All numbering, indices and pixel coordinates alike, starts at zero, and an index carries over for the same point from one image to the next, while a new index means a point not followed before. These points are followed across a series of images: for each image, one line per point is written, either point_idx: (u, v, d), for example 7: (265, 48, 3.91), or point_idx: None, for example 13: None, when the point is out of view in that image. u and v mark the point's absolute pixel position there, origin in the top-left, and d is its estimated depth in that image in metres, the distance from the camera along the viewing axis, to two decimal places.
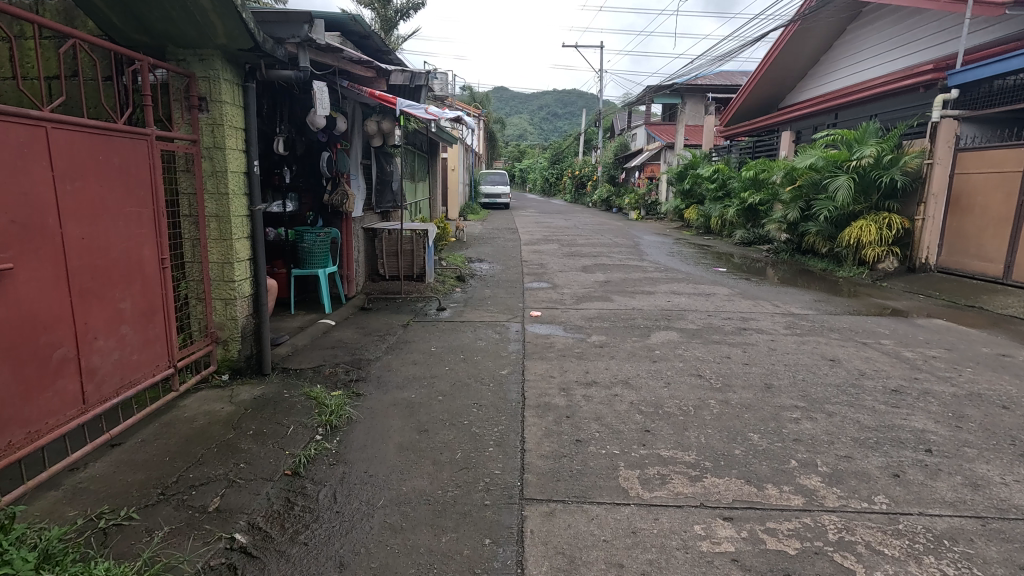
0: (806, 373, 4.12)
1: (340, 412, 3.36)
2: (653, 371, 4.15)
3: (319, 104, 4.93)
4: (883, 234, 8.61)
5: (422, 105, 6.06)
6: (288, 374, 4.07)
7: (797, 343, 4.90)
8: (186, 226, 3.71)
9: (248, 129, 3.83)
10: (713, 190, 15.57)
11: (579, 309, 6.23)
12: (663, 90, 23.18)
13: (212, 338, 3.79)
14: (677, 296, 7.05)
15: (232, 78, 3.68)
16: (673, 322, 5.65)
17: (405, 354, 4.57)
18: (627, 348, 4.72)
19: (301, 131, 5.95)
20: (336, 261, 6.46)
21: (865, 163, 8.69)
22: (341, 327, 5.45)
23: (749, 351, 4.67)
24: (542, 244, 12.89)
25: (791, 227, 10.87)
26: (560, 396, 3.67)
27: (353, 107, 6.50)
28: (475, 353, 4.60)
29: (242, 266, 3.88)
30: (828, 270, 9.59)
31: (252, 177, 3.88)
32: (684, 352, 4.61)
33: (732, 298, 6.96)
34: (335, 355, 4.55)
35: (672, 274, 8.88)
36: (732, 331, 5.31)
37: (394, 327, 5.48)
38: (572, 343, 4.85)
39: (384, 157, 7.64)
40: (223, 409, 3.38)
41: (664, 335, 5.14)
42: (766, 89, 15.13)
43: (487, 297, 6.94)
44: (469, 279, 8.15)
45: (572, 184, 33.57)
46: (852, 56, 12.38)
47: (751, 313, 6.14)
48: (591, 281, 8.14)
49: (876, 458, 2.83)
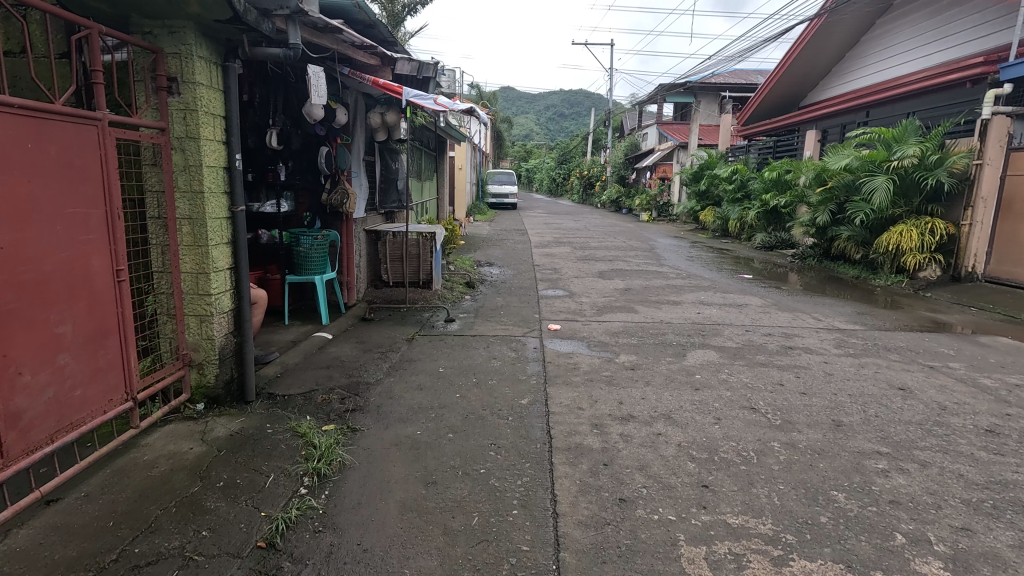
0: (878, 407, 3.51)
1: (331, 457, 2.79)
2: (699, 403, 3.56)
3: (314, 91, 4.38)
4: (926, 240, 7.98)
5: (430, 96, 5.55)
6: (274, 403, 3.52)
7: (856, 368, 4.30)
8: (154, 231, 3.17)
9: (228, 117, 3.28)
10: (732, 191, 14.93)
11: (601, 322, 5.65)
12: (676, 89, 22.58)
13: (184, 360, 3.24)
14: (706, 307, 6.45)
15: (208, 55, 3.12)
16: (709, 339, 5.05)
17: (410, 378, 4.00)
18: (663, 372, 4.13)
19: (298, 123, 5.38)
20: (335, 267, 5.92)
21: (906, 163, 8.06)
22: (338, 342, 4.90)
23: (803, 377, 4.07)
24: (553, 247, 12.32)
25: (820, 231, 10.24)
26: (593, 436, 3.08)
27: (355, 98, 5.92)
28: (489, 376, 4.03)
29: (222, 276, 3.32)
30: (861, 278, 8.98)
31: (233, 173, 3.33)
32: (729, 378, 4.02)
33: (768, 310, 6.36)
34: (331, 377, 3.99)
35: (696, 281, 8.29)
36: (777, 351, 4.72)
37: (398, 342, 4.92)
38: (600, 366, 4.26)
39: (389, 154, 7.07)
40: (191, 451, 2.81)
41: (702, 356, 4.55)
42: (788, 87, 14.45)
43: (499, 307, 6.37)
44: (479, 285, 7.58)
45: (581, 185, 32.95)
46: (884, 51, 11.71)
47: (793, 328, 5.54)
48: (610, 289, 7.55)
49: (1004, 534, 2.23)
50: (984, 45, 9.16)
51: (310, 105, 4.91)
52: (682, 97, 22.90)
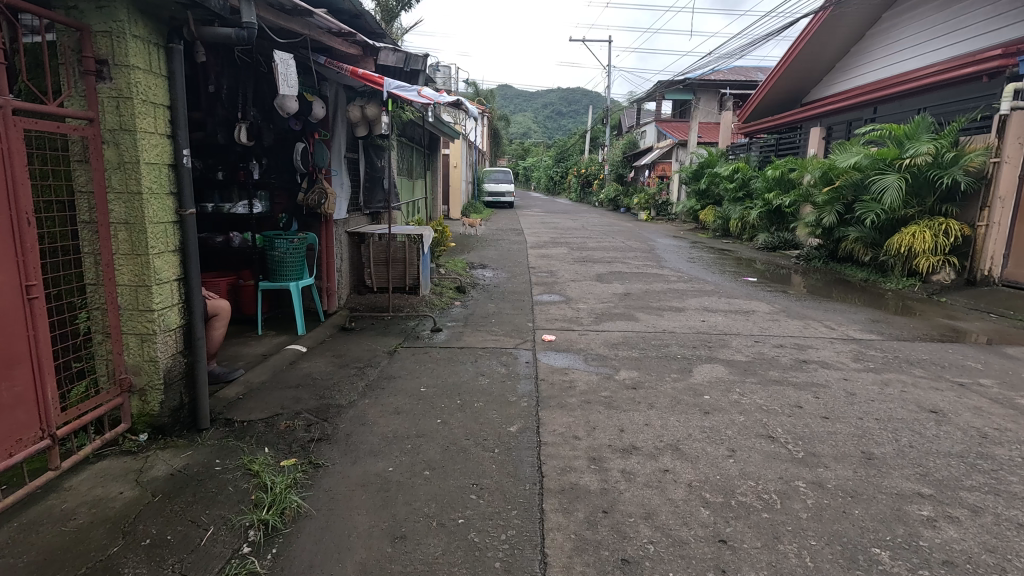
0: (912, 435, 3.11)
1: (283, 504, 2.37)
2: (710, 431, 3.16)
3: (283, 80, 3.95)
4: (939, 242, 7.60)
5: (415, 86, 5.14)
6: (231, 432, 3.11)
7: (878, 386, 3.90)
8: (85, 237, 2.75)
9: (174, 106, 2.88)
10: (733, 189, 14.54)
11: (600, 332, 5.26)
12: (675, 86, 22.20)
13: (123, 386, 2.82)
14: (711, 314, 6.07)
15: (147, 34, 2.71)
16: (717, 352, 4.66)
17: (386, 400, 3.59)
18: (668, 392, 3.73)
19: (270, 117, 5.02)
20: (314, 272, 5.51)
21: (920, 161, 7.67)
22: (312, 356, 4.49)
23: (822, 397, 3.67)
24: (549, 247, 11.97)
25: (826, 232, 9.87)
26: (592, 474, 2.68)
27: (335, 90, 5.49)
28: (476, 397, 3.63)
29: (167, 288, 2.91)
30: (870, 280, 8.61)
31: (180, 172, 2.92)
32: (742, 399, 3.63)
33: (776, 318, 5.97)
34: (299, 399, 3.58)
35: (699, 285, 7.92)
36: (790, 366, 4.33)
37: (378, 356, 4.51)
38: (598, 385, 3.87)
39: (374, 150, 6.66)
40: (120, 498, 2.40)
41: (710, 372, 4.15)
42: (790, 83, 14.09)
43: (491, 314, 5.97)
44: (470, 290, 7.17)
45: (579, 183, 32.55)
46: (891, 45, 11.34)
47: (805, 339, 5.15)
48: (608, 294, 7.15)
49: None
50: (998, 38, 8.84)
51: (283, 97, 4.54)
52: (681, 95, 23.12)
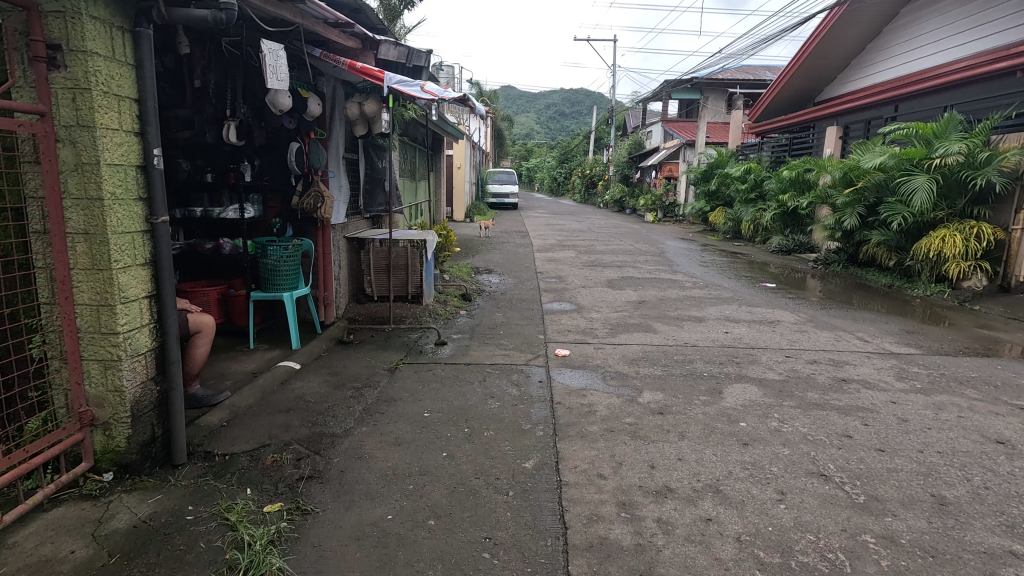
0: (986, 474, 2.72)
1: (261, 567, 2.01)
2: (753, 467, 2.78)
3: (271, 72, 3.58)
4: (971, 246, 7.18)
5: (417, 81, 4.80)
6: (210, 469, 2.75)
7: (931, 411, 3.51)
8: (39, 250, 2.39)
9: (142, 100, 2.52)
10: (745, 191, 14.11)
11: (617, 346, 4.88)
12: (683, 85, 21.81)
13: (84, 420, 2.46)
14: (734, 325, 5.69)
15: (108, 16, 2.35)
16: (746, 369, 4.28)
17: (386, 429, 3.23)
18: (699, 419, 3.36)
19: (261, 115, 4.67)
20: (309, 281, 5.15)
21: (951, 161, 7.27)
22: (306, 374, 4.13)
23: (873, 425, 3.28)
24: (556, 250, 11.59)
25: (846, 235, 9.43)
26: (623, 525, 2.31)
27: (332, 86, 5.14)
28: (486, 425, 3.26)
29: (136, 306, 2.55)
30: (895, 286, 8.18)
31: (151, 174, 2.56)
32: (783, 427, 3.24)
33: (804, 329, 5.59)
34: (288, 427, 3.22)
35: (716, 291, 7.53)
36: (829, 386, 3.94)
37: (378, 374, 4.15)
38: (620, 410, 3.49)
39: (375, 151, 6.30)
40: (70, 560, 2.03)
41: (742, 395, 3.77)
42: (802, 83, 13.70)
43: (499, 325, 5.60)
44: (476, 297, 6.81)
45: (584, 184, 32.17)
46: (911, 41, 10.96)
47: (840, 353, 4.76)
48: (622, 302, 6.77)
49: None
50: None
51: (277, 93, 4.20)
52: (688, 95, 22.91)
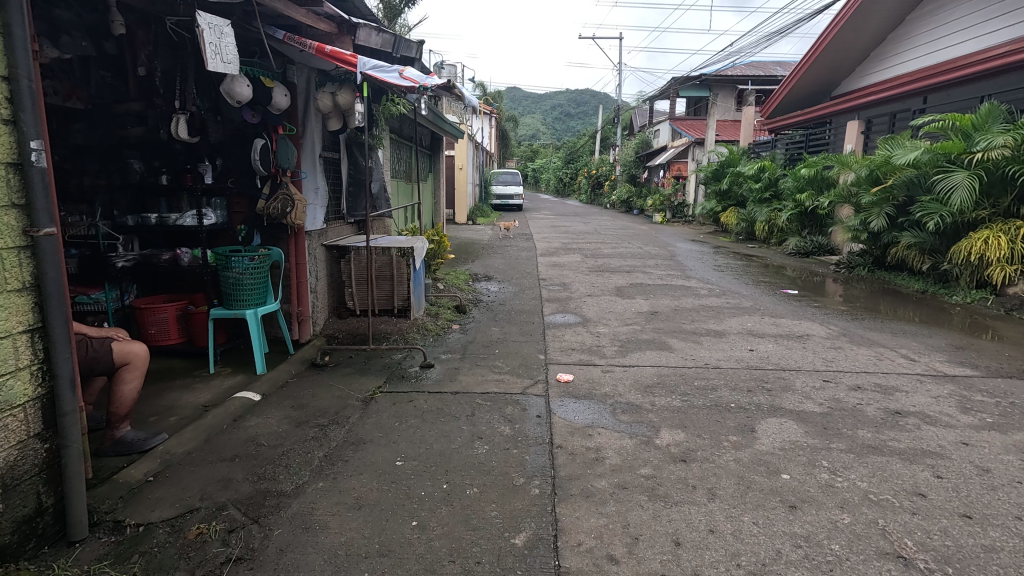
0: None
1: None
2: (808, 545, 2.16)
3: (213, 53, 3.06)
4: (1018, 248, 6.50)
5: (396, 67, 4.21)
6: (114, 548, 2.18)
7: (1015, 457, 2.87)
8: None
9: (12, 77, 1.95)
10: (759, 190, 13.42)
11: (628, 368, 4.25)
12: (691, 81, 21.12)
13: None
14: (759, 341, 5.05)
15: None
16: (780, 399, 3.65)
17: (346, 486, 2.63)
18: (732, 469, 2.74)
19: (220, 108, 4.11)
20: (280, 296, 4.57)
21: (995, 155, 6.61)
22: (267, 407, 3.55)
23: (949, 479, 2.64)
24: (561, 255, 10.95)
25: (872, 236, 8.74)
26: None
27: (303, 76, 4.55)
28: (471, 480, 2.65)
29: (7, 342, 1.98)
30: (929, 293, 7.48)
31: (28, 174, 2.00)
32: (839, 482, 2.61)
33: (838, 345, 4.94)
34: (228, 482, 2.64)
35: (734, 300, 6.89)
36: (882, 422, 3.30)
37: (350, 407, 3.55)
38: (635, 458, 2.86)
39: (358, 148, 5.69)
40: None
41: (780, 434, 3.13)
42: (818, 76, 12.98)
43: (494, 342, 4.99)
44: (471, 309, 6.21)
45: (589, 184, 31.57)
46: (938, 29, 10.24)
47: (886, 376, 4.12)
48: (631, 313, 6.14)
49: None
50: None
51: (235, 82, 3.75)
52: (697, 91, 22.21)
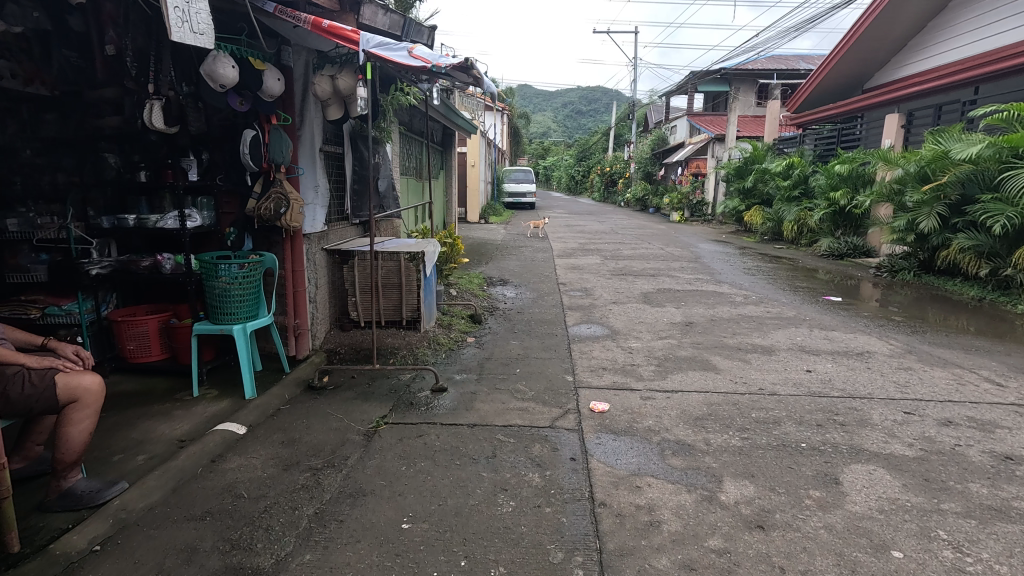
0: None
1: None
2: None
3: (180, 20, 2.54)
4: None
5: (404, 45, 3.61)
6: None
7: None
8: None
9: None
10: (787, 188, 12.73)
11: (670, 395, 3.67)
12: (711, 76, 20.39)
13: None
14: (814, 359, 4.44)
15: None
16: (859, 438, 3.05)
17: (338, 560, 2.09)
18: (826, 542, 2.16)
19: (202, 93, 3.61)
20: (274, 307, 4.05)
21: None
22: (254, 443, 3.03)
23: None
24: (579, 257, 10.37)
25: (919, 238, 8.03)
26: None
27: (297, 57, 4.00)
28: (494, 556, 2.09)
29: None
30: (988, 300, 6.77)
31: None
32: (970, 566, 2.02)
33: (907, 366, 4.30)
34: (193, 554, 2.11)
35: (773, 309, 6.26)
36: (995, 472, 2.69)
37: (349, 444, 3.01)
38: (699, 523, 2.29)
39: (364, 142, 5.15)
40: None
41: (873, 489, 2.54)
42: (850, 68, 12.17)
43: (514, 360, 4.42)
44: (487, 318, 5.65)
45: (603, 182, 30.89)
46: (985, 15, 9.42)
47: (978, 407, 3.49)
48: (664, 324, 5.53)
49: None
50: None
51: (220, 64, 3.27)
52: (717, 86, 21.47)
